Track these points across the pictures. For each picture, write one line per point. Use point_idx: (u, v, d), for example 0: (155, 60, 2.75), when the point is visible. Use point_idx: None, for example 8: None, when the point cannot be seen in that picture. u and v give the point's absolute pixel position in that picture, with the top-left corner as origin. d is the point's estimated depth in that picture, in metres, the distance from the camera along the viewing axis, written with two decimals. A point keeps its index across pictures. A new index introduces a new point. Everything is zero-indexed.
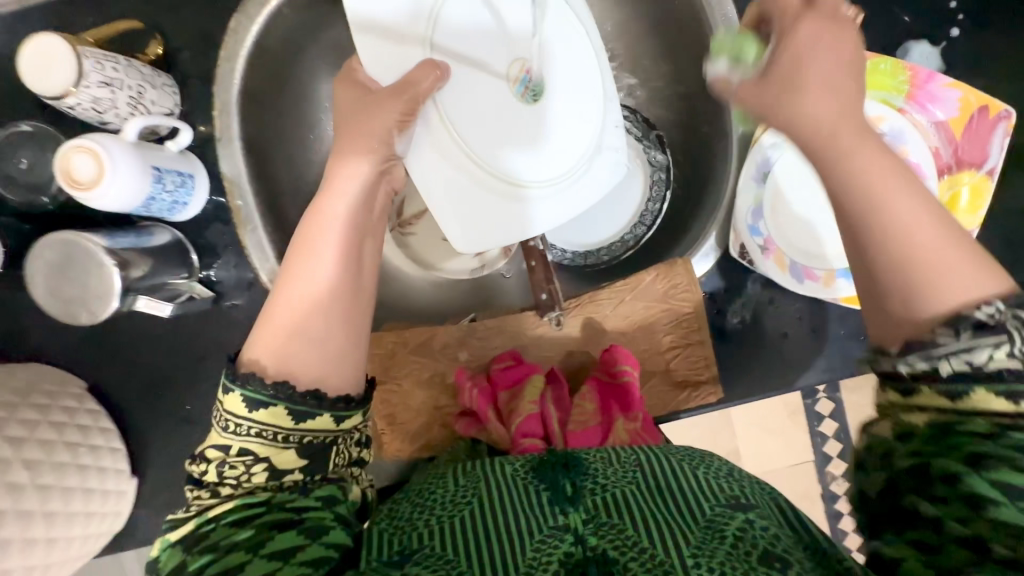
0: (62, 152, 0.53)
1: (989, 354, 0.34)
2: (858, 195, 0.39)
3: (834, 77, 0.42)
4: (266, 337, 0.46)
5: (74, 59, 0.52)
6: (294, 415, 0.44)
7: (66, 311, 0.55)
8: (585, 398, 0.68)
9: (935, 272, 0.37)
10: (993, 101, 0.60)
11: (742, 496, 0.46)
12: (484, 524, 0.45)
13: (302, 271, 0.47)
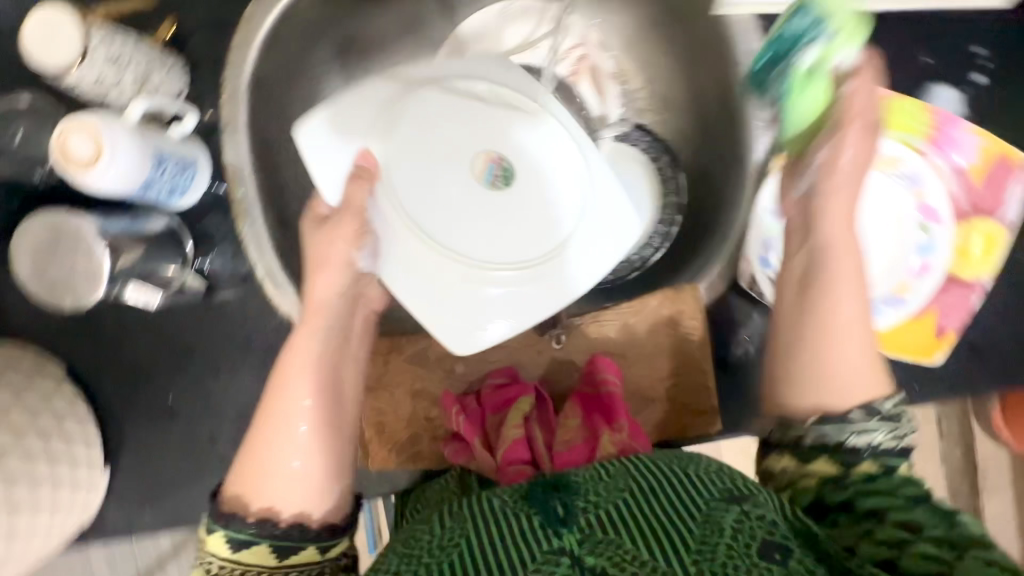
0: (60, 130, 0.50)
1: (877, 435, 0.50)
2: (814, 329, 0.53)
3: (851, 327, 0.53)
4: (247, 475, 0.54)
5: (81, 34, 0.50)
6: (279, 552, 0.52)
7: (53, 293, 0.53)
8: (568, 416, 0.60)
9: (801, 377, 0.53)
10: (1014, 152, 0.58)
11: (735, 488, 0.47)
12: (474, 561, 0.43)
13: (269, 432, 0.54)
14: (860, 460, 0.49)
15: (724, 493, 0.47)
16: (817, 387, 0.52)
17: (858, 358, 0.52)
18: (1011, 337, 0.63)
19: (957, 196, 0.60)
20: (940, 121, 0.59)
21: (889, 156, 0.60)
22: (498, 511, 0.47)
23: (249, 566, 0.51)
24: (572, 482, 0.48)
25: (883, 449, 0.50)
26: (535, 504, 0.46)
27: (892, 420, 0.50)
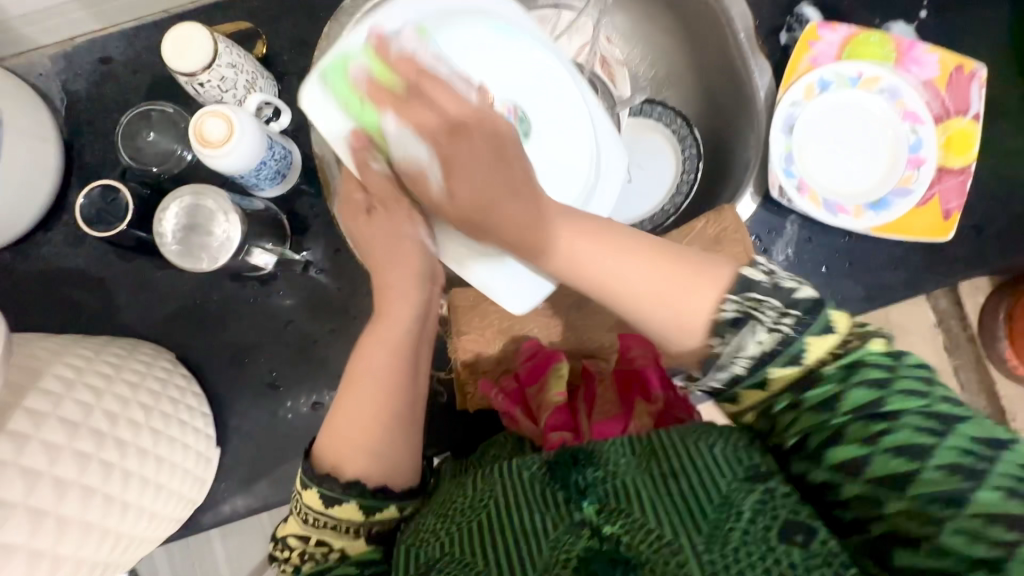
0: (199, 117, 0.60)
1: (757, 339, 0.45)
2: (596, 288, 0.51)
3: (658, 285, 0.49)
4: (333, 440, 0.54)
5: (213, 41, 0.60)
6: (365, 509, 0.53)
7: (192, 259, 0.59)
8: (606, 389, 0.66)
9: (676, 299, 0.48)
10: (966, 60, 0.71)
11: (760, 465, 0.45)
12: (499, 526, 0.46)
13: (349, 405, 0.55)
14: (770, 367, 0.45)
15: (749, 472, 0.45)
16: (661, 309, 0.48)
17: (648, 276, 0.49)
18: (1001, 215, 0.73)
19: (931, 103, 0.72)
20: (903, 46, 0.72)
21: (869, 77, 0.72)
22: (524, 478, 0.49)
23: (342, 521, 0.52)
24: (594, 453, 0.49)
25: (771, 350, 0.45)
26: (558, 476, 0.47)
27: (746, 308, 0.46)
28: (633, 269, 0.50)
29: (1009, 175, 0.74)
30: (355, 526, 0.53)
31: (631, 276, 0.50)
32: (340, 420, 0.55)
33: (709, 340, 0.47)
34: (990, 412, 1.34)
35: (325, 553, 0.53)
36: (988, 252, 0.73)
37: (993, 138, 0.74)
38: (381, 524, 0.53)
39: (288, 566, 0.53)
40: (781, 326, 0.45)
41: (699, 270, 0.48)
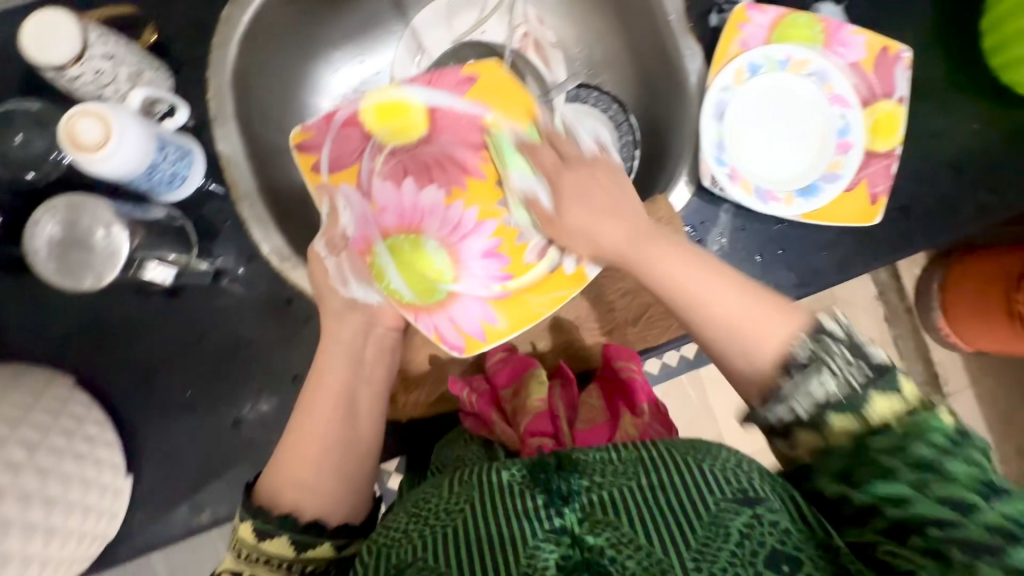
0: (71, 116, 0.53)
1: (823, 387, 0.46)
2: (724, 328, 0.52)
3: (717, 290, 0.54)
4: (278, 477, 0.53)
5: (79, 30, 0.53)
6: (297, 545, 0.50)
7: (72, 277, 0.53)
8: (591, 395, 0.65)
9: (753, 339, 0.51)
10: (891, 42, 0.70)
11: (750, 488, 0.44)
12: (476, 527, 0.44)
13: (298, 434, 0.55)
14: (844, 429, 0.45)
15: (738, 493, 0.43)
16: (738, 341, 0.52)
17: (702, 281, 0.55)
18: (927, 199, 0.74)
19: (858, 86, 0.71)
20: (831, 27, 0.71)
21: (798, 61, 0.71)
22: (505, 485, 0.46)
23: (274, 556, 0.49)
24: (582, 462, 0.46)
25: (876, 446, 0.44)
26: (539, 480, 0.45)
27: (824, 346, 0.47)
28: (719, 293, 0.54)
29: (933, 156, 0.74)
30: (286, 562, 0.49)
31: (724, 299, 0.53)
32: (293, 456, 0.54)
33: (772, 368, 0.49)
34: (925, 378, 1.40)
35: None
36: (915, 236, 0.74)
37: (918, 118, 0.75)
38: (314, 564, 0.50)
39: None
40: (851, 368, 0.46)
41: (782, 305, 0.52)
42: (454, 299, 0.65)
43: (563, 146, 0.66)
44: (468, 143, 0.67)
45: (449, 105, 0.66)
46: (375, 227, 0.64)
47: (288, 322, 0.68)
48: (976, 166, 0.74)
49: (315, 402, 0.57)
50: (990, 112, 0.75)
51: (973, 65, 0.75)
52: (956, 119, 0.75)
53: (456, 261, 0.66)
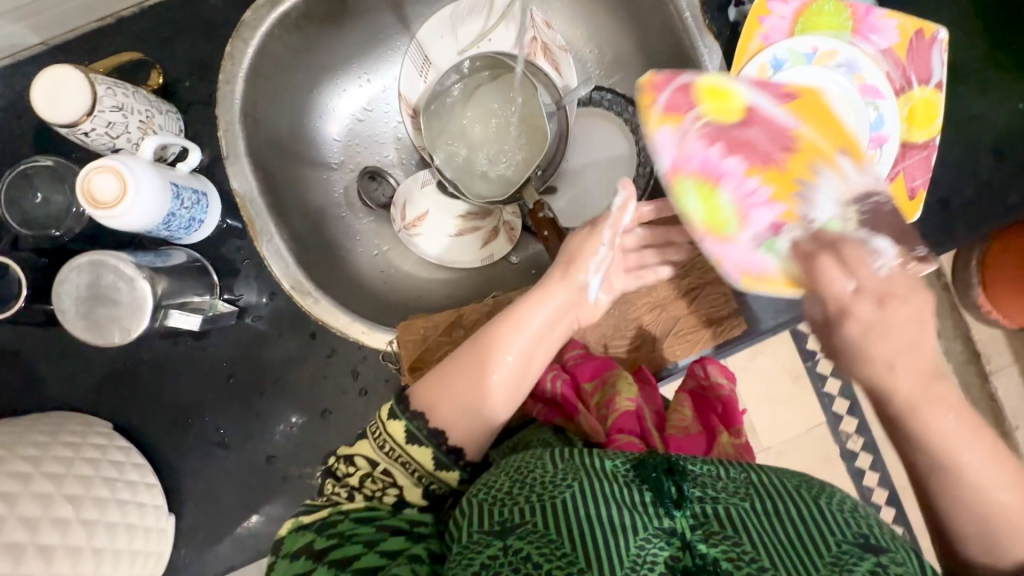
0: (85, 174, 0.53)
1: None
2: (955, 493, 0.44)
3: (986, 470, 0.43)
4: (433, 390, 0.51)
5: (88, 85, 0.53)
6: (437, 462, 0.49)
7: (99, 333, 0.54)
8: (681, 406, 0.61)
9: (1010, 534, 0.43)
10: (926, 24, 0.66)
11: (872, 536, 0.39)
12: (584, 504, 0.42)
13: (506, 342, 0.53)
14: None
15: (860, 537, 0.39)
16: (988, 526, 0.43)
17: (984, 462, 0.43)
18: (970, 188, 0.70)
19: (891, 73, 0.67)
20: (859, 13, 0.67)
21: (827, 52, 0.67)
22: (611, 474, 0.45)
23: (415, 461, 0.49)
24: (691, 471, 0.45)
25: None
26: (648, 478, 0.44)
27: None
28: (1001, 479, 0.43)
29: (973, 140, 0.70)
30: (422, 472, 0.50)
31: (981, 472, 0.43)
32: (452, 385, 0.51)
33: (1014, 570, 0.43)
34: (965, 356, 1.35)
35: (385, 487, 0.50)
36: (958, 229, 0.70)
37: (954, 101, 0.70)
38: (438, 484, 0.50)
39: (341, 490, 0.50)
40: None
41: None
42: (732, 242, 0.57)
43: (854, 161, 0.57)
44: (778, 139, 0.57)
45: (766, 109, 0.59)
46: (681, 168, 0.57)
47: (313, 355, 0.68)
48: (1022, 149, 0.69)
49: (518, 336, 0.53)
50: None
51: (1012, 38, 0.70)
52: (997, 100, 0.70)
53: (745, 213, 0.56)
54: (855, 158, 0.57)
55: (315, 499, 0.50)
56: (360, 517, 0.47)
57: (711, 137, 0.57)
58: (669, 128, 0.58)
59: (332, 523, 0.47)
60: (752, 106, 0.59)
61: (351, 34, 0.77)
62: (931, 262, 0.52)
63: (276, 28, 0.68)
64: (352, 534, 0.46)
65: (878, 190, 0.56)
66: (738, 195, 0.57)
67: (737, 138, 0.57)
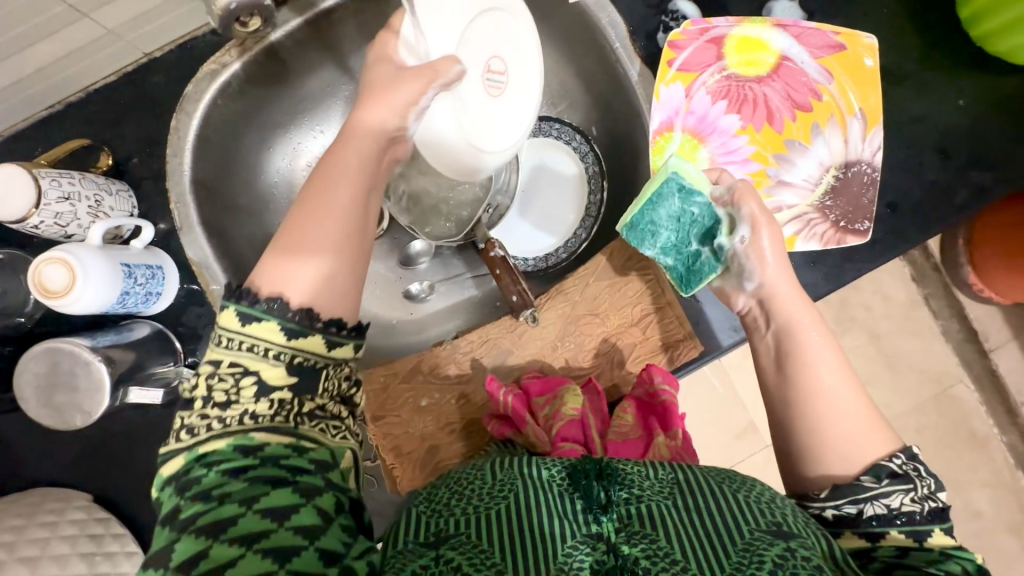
0: (36, 266, 0.55)
1: (901, 499, 0.45)
2: (809, 398, 0.49)
3: (845, 390, 0.49)
4: (276, 261, 0.46)
5: (32, 181, 0.56)
6: (286, 331, 0.44)
7: (62, 418, 0.56)
8: (624, 411, 0.64)
9: (844, 442, 0.48)
10: (854, 36, 0.65)
11: (784, 522, 0.44)
12: (515, 512, 0.46)
13: (321, 200, 0.48)
14: (888, 530, 0.45)
15: (772, 524, 0.44)
16: (828, 441, 0.48)
17: (843, 385, 0.49)
18: (920, 189, 0.69)
19: (824, 83, 0.66)
20: (786, 25, 0.66)
21: (767, 55, 0.66)
22: (546, 483, 0.49)
23: (260, 342, 0.44)
24: (622, 473, 0.49)
25: (896, 515, 0.45)
26: (581, 486, 0.48)
27: (918, 471, 0.46)
28: (847, 391, 0.49)
29: (919, 141, 0.70)
30: (276, 350, 0.44)
31: (833, 387, 0.49)
32: (304, 244, 0.46)
33: (857, 474, 0.47)
34: (962, 336, 1.32)
35: (239, 387, 0.44)
36: (913, 230, 0.69)
37: (894, 104, 0.70)
38: (306, 356, 0.46)
39: (195, 418, 0.44)
40: (921, 504, 0.45)
41: (882, 423, 0.49)
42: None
43: (866, 127, 0.65)
44: (792, 99, 0.66)
45: (800, 67, 0.66)
46: (676, 122, 0.66)
47: None
48: (970, 146, 0.69)
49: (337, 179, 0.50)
50: (973, 84, 0.69)
51: (945, 35, 0.70)
52: (939, 99, 0.69)
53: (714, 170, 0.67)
54: (867, 124, 0.64)
55: (174, 439, 0.45)
56: (232, 469, 0.42)
57: (689, 106, 0.67)
58: (680, 85, 0.66)
59: (192, 482, 0.42)
60: (781, 61, 0.67)
61: (297, 91, 0.78)
62: (863, 237, 0.64)
63: (219, 98, 0.70)
64: (224, 493, 0.41)
65: (860, 159, 0.65)
66: (715, 152, 0.67)
67: (746, 95, 0.67)
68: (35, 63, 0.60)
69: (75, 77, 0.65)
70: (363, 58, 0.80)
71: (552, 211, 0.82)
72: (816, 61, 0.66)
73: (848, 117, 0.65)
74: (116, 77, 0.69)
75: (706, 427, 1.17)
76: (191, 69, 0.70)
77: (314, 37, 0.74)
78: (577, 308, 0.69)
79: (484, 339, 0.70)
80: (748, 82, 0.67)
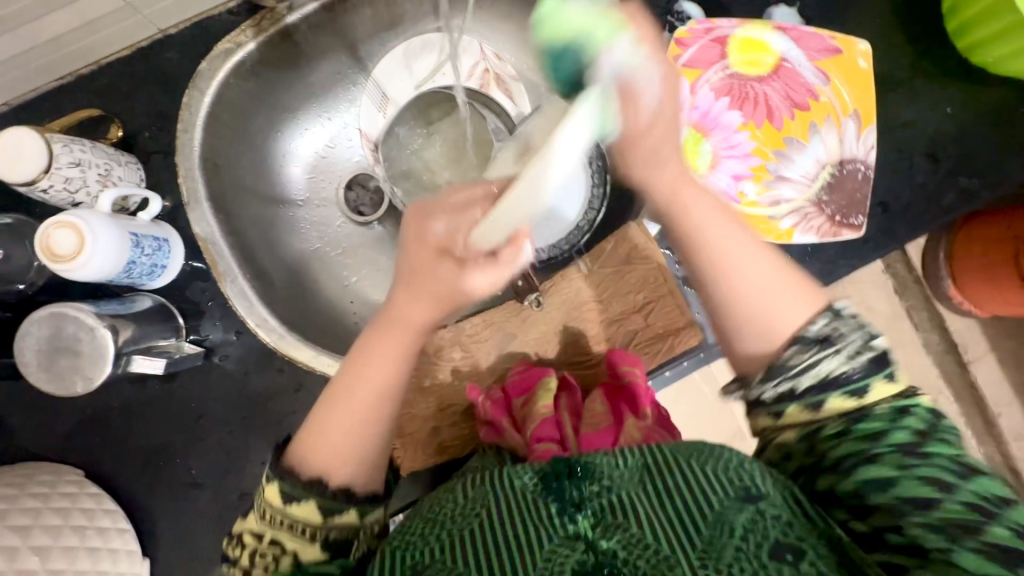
0: (44, 230, 0.55)
1: (825, 366, 0.45)
2: (704, 255, 0.51)
3: (757, 277, 0.49)
4: (311, 447, 0.49)
5: (44, 145, 0.56)
6: (325, 510, 0.47)
7: (63, 385, 0.55)
8: (594, 402, 0.63)
9: (770, 317, 0.48)
10: (849, 40, 0.68)
11: (752, 485, 0.44)
12: (491, 528, 0.46)
13: (362, 388, 0.51)
14: (828, 396, 0.45)
15: (740, 491, 0.44)
16: (750, 317, 0.49)
17: (745, 258, 0.50)
18: (909, 189, 0.72)
19: (822, 83, 0.69)
20: (785, 29, 0.69)
21: (768, 56, 0.70)
22: (519, 493, 0.48)
23: (298, 520, 0.46)
24: (590, 466, 0.48)
25: (832, 378, 0.45)
26: (551, 488, 0.47)
27: (839, 327, 0.46)
28: (753, 265, 0.50)
29: (908, 145, 0.73)
30: (314, 529, 0.46)
31: (737, 263, 0.50)
32: (332, 426, 0.50)
33: (784, 347, 0.47)
34: (942, 347, 1.36)
35: (277, 556, 0.46)
36: (901, 229, 0.72)
37: (885, 108, 0.73)
38: (339, 530, 0.47)
39: (239, 569, 0.47)
40: (850, 359, 0.45)
41: (808, 287, 0.50)
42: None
43: (860, 126, 0.68)
44: (791, 98, 0.69)
45: (798, 68, 0.69)
46: (680, 116, 0.69)
47: (282, 391, 0.69)
48: (955, 151, 0.72)
49: (375, 374, 0.51)
50: (959, 93, 0.73)
51: (932, 46, 0.74)
52: (927, 106, 0.73)
53: (714, 163, 0.69)
54: (860, 124, 0.68)
55: None
56: None
57: (693, 101, 0.69)
58: (685, 80, 0.69)
59: None
60: (780, 63, 0.70)
61: (308, 77, 0.79)
62: (857, 230, 0.67)
63: (231, 77, 0.71)
64: None
65: (854, 158, 0.68)
66: (716, 146, 0.69)
67: (747, 93, 0.70)
68: (51, 31, 0.60)
69: (87, 48, 0.66)
70: (374, 47, 0.82)
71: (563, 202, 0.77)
72: (813, 63, 0.69)
73: (843, 116, 0.68)
74: (130, 51, 0.69)
75: (696, 430, 1.18)
76: (205, 47, 0.71)
77: (328, 23, 0.75)
78: (582, 294, 0.70)
79: (488, 323, 0.70)
80: (749, 81, 0.70)
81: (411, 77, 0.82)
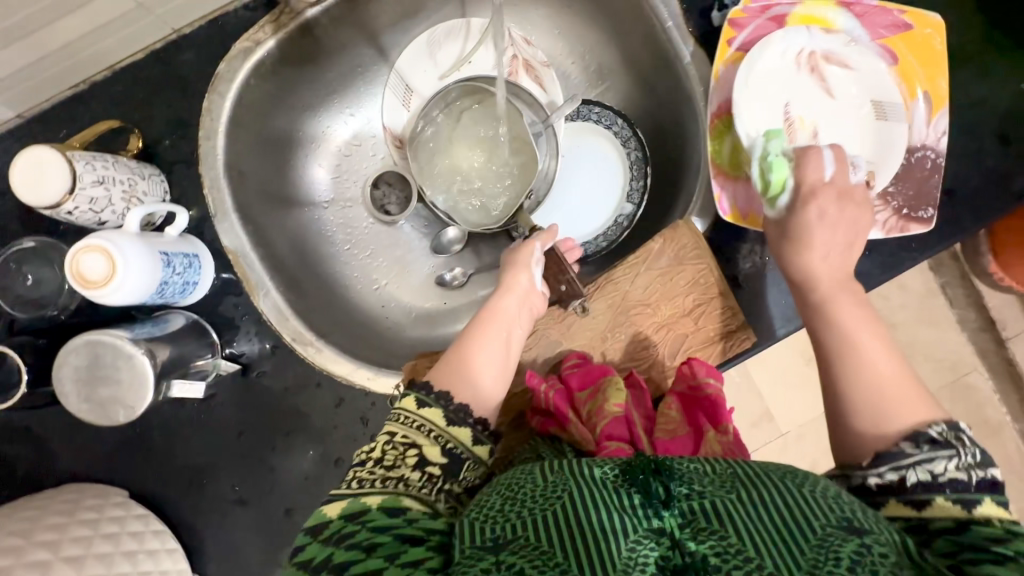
0: (73, 255, 0.52)
1: (944, 465, 0.43)
2: (840, 347, 0.50)
3: (895, 377, 0.48)
4: (447, 369, 0.54)
5: (67, 165, 0.53)
6: (447, 417, 0.49)
7: (104, 413, 0.54)
8: (669, 407, 0.59)
9: (889, 404, 0.47)
10: (921, 14, 0.63)
11: (855, 519, 0.37)
12: (576, 510, 0.38)
13: (486, 330, 0.57)
14: (934, 497, 0.42)
15: (843, 520, 0.37)
16: (879, 405, 0.47)
17: (883, 356, 0.49)
18: (977, 174, 0.67)
19: (891, 62, 0.63)
20: (846, 3, 0.64)
21: (831, 33, 0.64)
22: (598, 480, 0.40)
23: (430, 422, 0.49)
24: (676, 467, 0.41)
25: (942, 483, 0.42)
26: (636, 479, 0.40)
27: (956, 438, 0.44)
28: (881, 357, 0.49)
29: (977, 127, 0.67)
30: (438, 431, 0.49)
31: (849, 318, 0.51)
32: (461, 353, 0.55)
33: (896, 440, 0.45)
34: (980, 324, 1.31)
35: (402, 455, 0.46)
36: (969, 217, 0.67)
37: (952, 85, 0.68)
38: (456, 444, 0.49)
39: (357, 485, 0.45)
40: (970, 473, 0.43)
41: (922, 396, 0.48)
42: (744, 182, 0.64)
43: (931, 109, 0.63)
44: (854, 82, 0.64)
45: (863, 47, 0.64)
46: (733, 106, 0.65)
47: (322, 405, 0.67)
48: None
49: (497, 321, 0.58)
50: None
51: (1006, 15, 0.67)
52: (997, 82, 0.67)
53: None
54: (931, 108, 0.63)
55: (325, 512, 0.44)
56: (377, 525, 0.41)
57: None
58: (738, 66, 0.64)
59: (348, 532, 0.41)
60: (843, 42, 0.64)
61: (331, 71, 0.74)
62: (927, 224, 0.63)
63: (252, 77, 0.67)
64: (372, 544, 0.40)
65: (922, 145, 0.63)
66: None
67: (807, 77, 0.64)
68: (62, 38, 0.57)
69: (101, 53, 0.62)
70: (397, 36, 0.77)
71: (591, 196, 0.79)
72: (879, 39, 0.64)
73: (912, 97, 0.63)
74: (144, 54, 0.66)
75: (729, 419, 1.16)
76: (222, 47, 0.67)
77: (348, 15, 0.70)
78: (628, 297, 0.67)
79: (530, 330, 0.68)
80: (808, 64, 0.64)
81: (437, 66, 0.77)
